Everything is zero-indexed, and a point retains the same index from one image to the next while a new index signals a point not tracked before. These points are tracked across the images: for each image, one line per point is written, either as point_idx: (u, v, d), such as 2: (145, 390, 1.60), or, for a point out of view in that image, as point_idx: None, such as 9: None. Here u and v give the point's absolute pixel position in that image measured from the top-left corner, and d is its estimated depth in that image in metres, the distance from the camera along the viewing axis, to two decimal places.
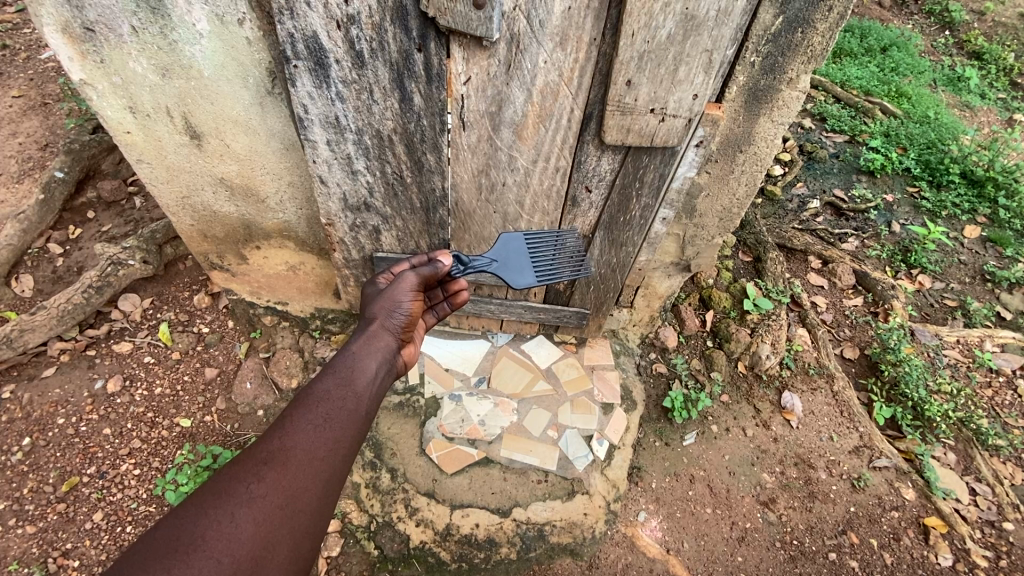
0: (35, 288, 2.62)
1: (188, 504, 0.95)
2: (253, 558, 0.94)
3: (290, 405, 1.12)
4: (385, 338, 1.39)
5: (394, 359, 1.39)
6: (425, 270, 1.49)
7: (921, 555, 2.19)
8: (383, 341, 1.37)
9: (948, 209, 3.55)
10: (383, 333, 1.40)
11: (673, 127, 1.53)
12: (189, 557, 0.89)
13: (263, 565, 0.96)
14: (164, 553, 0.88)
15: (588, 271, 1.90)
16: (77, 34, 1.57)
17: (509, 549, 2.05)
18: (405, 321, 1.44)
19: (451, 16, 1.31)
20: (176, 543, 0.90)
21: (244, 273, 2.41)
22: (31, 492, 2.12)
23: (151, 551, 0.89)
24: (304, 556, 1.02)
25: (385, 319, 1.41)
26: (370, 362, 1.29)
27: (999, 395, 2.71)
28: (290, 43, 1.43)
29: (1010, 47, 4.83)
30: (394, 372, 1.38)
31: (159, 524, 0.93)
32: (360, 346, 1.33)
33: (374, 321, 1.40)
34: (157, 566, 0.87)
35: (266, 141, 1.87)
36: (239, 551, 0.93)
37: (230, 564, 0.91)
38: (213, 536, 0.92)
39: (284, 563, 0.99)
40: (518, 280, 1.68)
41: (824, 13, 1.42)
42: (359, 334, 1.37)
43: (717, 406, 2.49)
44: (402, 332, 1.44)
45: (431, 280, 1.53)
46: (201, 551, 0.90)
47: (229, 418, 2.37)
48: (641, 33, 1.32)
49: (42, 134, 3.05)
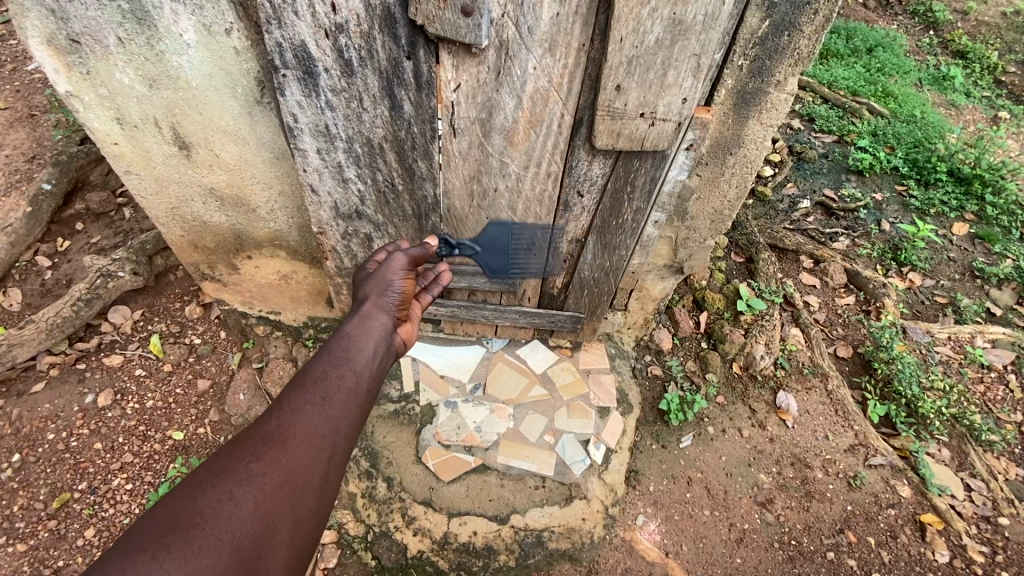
0: (23, 302, 2.59)
1: (187, 483, 0.93)
2: (256, 535, 0.93)
3: (288, 386, 1.11)
4: (381, 317, 1.38)
5: (393, 337, 1.38)
6: (413, 253, 1.53)
7: (919, 552, 2.20)
8: (379, 321, 1.37)
9: (937, 207, 3.58)
10: (379, 313, 1.39)
11: (663, 131, 1.54)
12: (189, 534, 0.87)
13: (265, 543, 0.94)
14: (164, 529, 0.86)
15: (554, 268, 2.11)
16: (62, 46, 1.56)
17: (507, 556, 2.04)
18: (399, 298, 1.44)
19: (439, 24, 1.31)
20: (175, 521, 0.88)
21: (236, 283, 2.39)
22: (21, 509, 2.09)
23: (152, 529, 0.86)
24: (307, 535, 1.01)
25: (378, 299, 1.41)
26: (366, 343, 1.28)
27: (991, 391, 2.74)
28: (278, 53, 1.42)
29: (993, 46, 4.89)
30: (392, 351, 1.37)
31: (158, 503, 0.90)
32: (355, 326, 1.32)
33: (368, 302, 1.40)
34: (158, 541, 0.85)
35: (256, 150, 1.86)
36: (240, 530, 0.91)
37: (231, 541, 0.90)
38: (213, 513, 0.90)
39: (286, 542, 0.97)
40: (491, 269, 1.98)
41: (811, 17, 1.43)
42: (353, 316, 1.36)
43: (713, 407, 2.49)
44: (399, 309, 1.43)
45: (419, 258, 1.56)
46: (202, 528, 0.88)
47: (222, 430, 2.34)
48: (629, 38, 1.33)
49: (30, 146, 3.02)
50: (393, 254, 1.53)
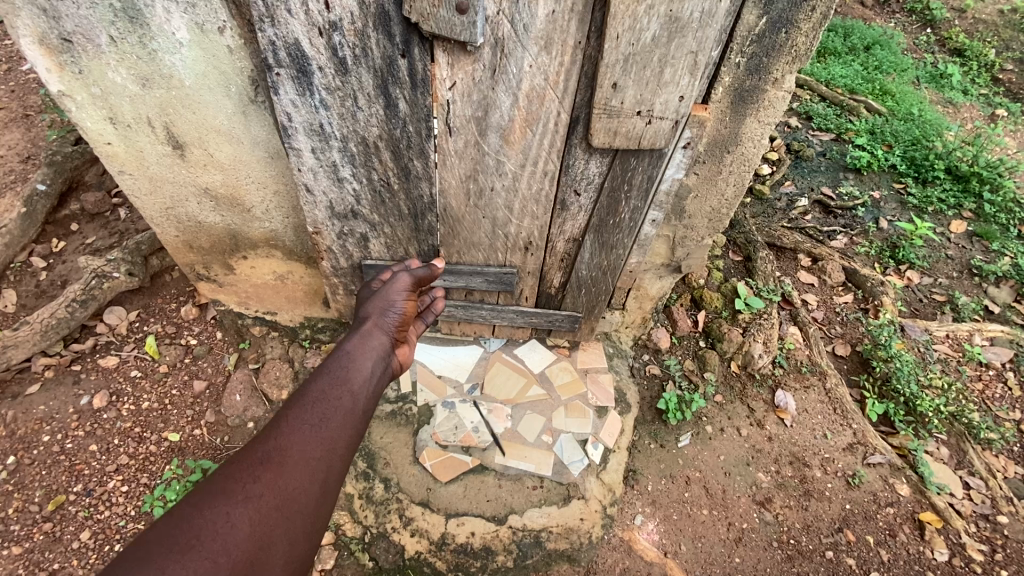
0: (18, 303, 2.57)
1: (183, 504, 0.93)
2: (250, 556, 0.93)
3: (287, 406, 1.11)
4: (380, 336, 1.40)
5: (391, 356, 1.39)
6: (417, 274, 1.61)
7: (918, 551, 2.20)
8: (378, 340, 1.38)
9: (935, 205, 3.58)
10: (378, 332, 1.40)
11: (660, 130, 1.53)
12: (183, 558, 0.86)
13: (259, 566, 0.94)
14: (159, 552, 0.86)
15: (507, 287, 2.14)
16: (54, 45, 1.55)
17: (505, 557, 2.03)
18: (399, 319, 1.47)
19: (433, 22, 1.30)
20: (170, 544, 0.88)
21: (231, 284, 2.38)
22: (16, 512, 2.08)
23: (148, 550, 0.87)
24: (302, 557, 1.00)
25: (379, 317, 1.44)
26: (365, 361, 1.29)
27: (989, 388, 2.74)
28: (272, 52, 1.41)
29: (990, 44, 4.90)
30: (391, 370, 1.37)
31: (154, 525, 0.91)
32: (355, 345, 1.33)
33: (368, 321, 1.43)
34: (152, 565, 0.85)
35: (250, 149, 1.84)
36: (234, 553, 0.91)
37: (225, 564, 0.89)
38: (208, 535, 0.90)
39: (281, 565, 0.96)
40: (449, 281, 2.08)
41: (808, 13, 1.42)
42: (353, 335, 1.37)
43: (712, 406, 2.49)
44: (397, 329, 1.46)
45: (422, 279, 1.63)
46: (196, 550, 0.88)
47: (219, 431, 2.33)
48: (625, 35, 1.32)
49: (24, 146, 3.00)
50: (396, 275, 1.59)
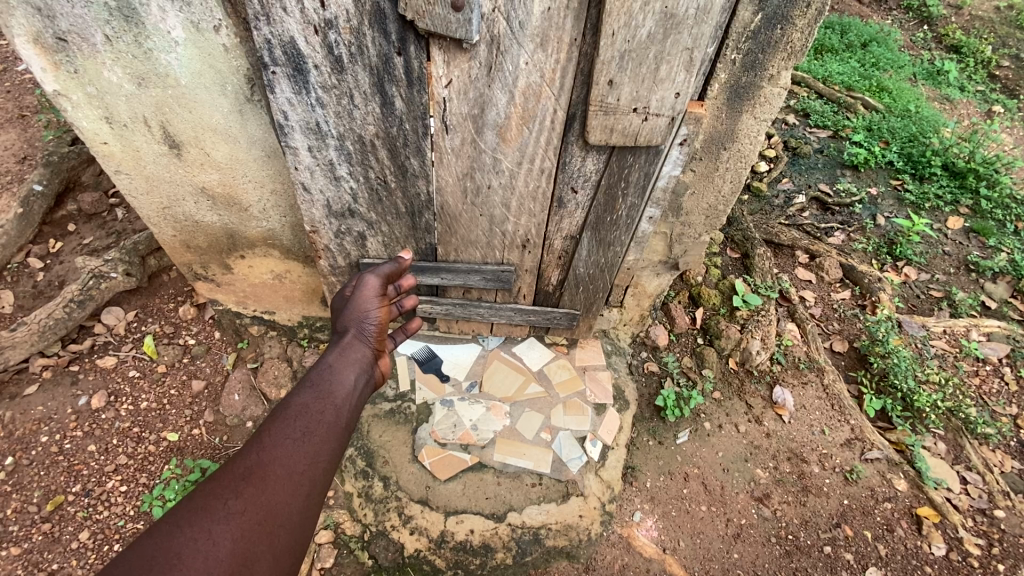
0: (15, 304, 2.56)
1: (163, 522, 0.92)
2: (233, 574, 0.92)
3: (267, 422, 1.12)
4: (361, 348, 1.41)
5: (372, 369, 1.40)
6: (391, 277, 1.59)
7: (915, 545, 2.21)
8: (359, 352, 1.39)
9: (932, 201, 3.58)
10: (359, 344, 1.41)
11: (656, 126, 1.53)
12: None
13: None
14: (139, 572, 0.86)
15: (507, 286, 2.15)
16: (48, 44, 1.54)
17: (504, 554, 2.04)
18: (378, 328, 1.47)
19: (428, 19, 1.30)
20: (151, 563, 0.87)
21: (228, 283, 2.37)
22: (15, 513, 2.08)
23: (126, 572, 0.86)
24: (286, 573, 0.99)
25: (358, 328, 1.44)
26: (347, 374, 1.30)
27: (986, 384, 2.75)
28: (267, 50, 1.41)
29: (986, 40, 4.90)
30: (372, 382, 1.39)
31: (133, 545, 0.90)
32: (336, 358, 1.34)
33: (348, 333, 1.43)
34: None
35: (247, 149, 1.84)
36: (216, 570, 0.91)
37: None
38: (190, 554, 0.90)
39: None
40: (440, 278, 2.09)
41: (803, 10, 1.43)
42: (333, 348, 1.38)
43: (710, 403, 2.49)
44: (377, 340, 1.46)
45: (390, 275, 1.65)
46: (178, 570, 0.87)
47: (218, 431, 2.33)
48: (621, 32, 1.32)
49: (22, 146, 3.00)
50: (372, 281, 1.58)
